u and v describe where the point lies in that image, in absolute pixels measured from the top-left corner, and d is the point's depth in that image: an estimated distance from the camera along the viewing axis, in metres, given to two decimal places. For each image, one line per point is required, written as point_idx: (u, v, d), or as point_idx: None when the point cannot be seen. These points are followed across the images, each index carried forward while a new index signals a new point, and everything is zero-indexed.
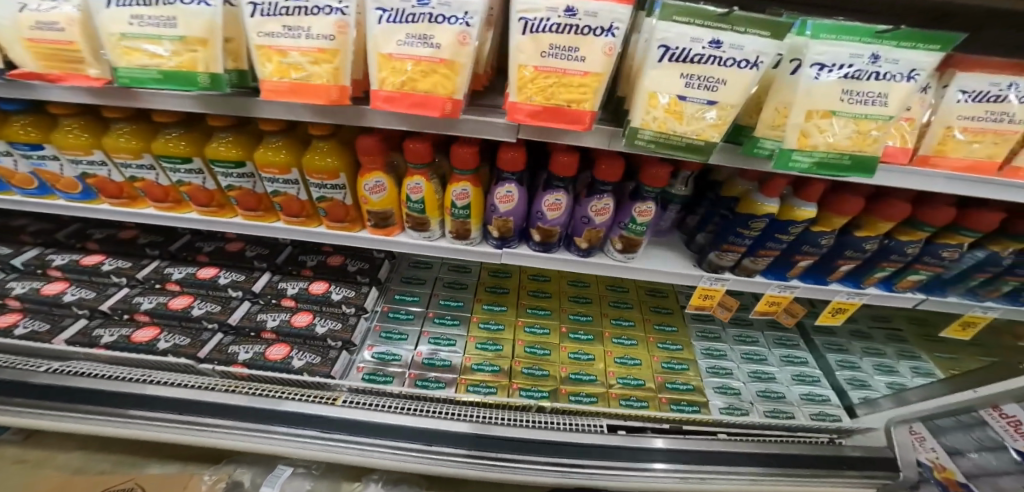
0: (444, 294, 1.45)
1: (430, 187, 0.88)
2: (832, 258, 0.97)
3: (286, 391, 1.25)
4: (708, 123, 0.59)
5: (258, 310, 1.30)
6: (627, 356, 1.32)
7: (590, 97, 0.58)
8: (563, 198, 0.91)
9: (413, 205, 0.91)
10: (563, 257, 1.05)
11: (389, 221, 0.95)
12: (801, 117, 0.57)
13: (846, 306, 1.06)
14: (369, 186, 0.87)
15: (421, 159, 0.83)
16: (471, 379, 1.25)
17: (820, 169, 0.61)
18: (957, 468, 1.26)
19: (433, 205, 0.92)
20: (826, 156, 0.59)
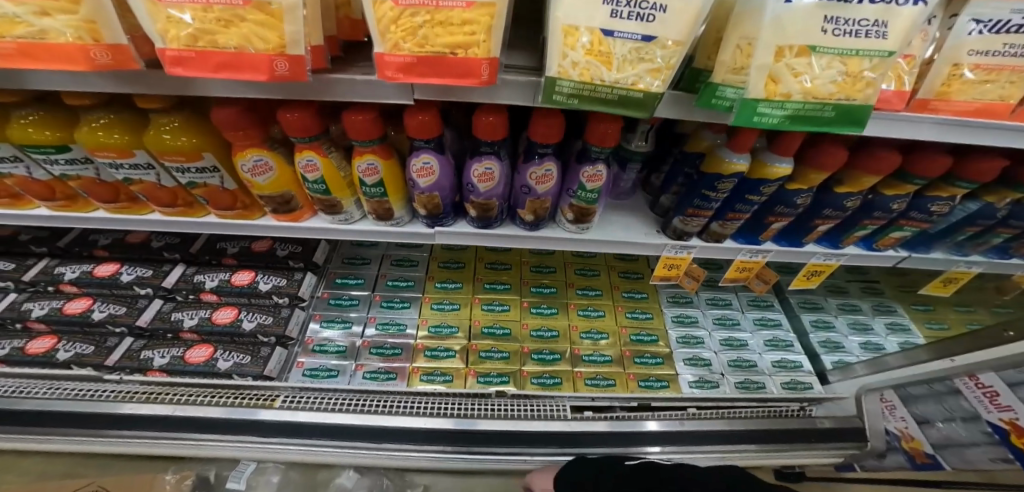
0: (393, 274, 1.30)
1: (328, 163, 0.75)
2: (809, 219, 0.85)
3: (216, 395, 1.15)
4: (646, 67, 0.44)
5: (172, 309, 1.17)
6: (593, 330, 1.23)
7: (482, 38, 0.42)
8: (494, 166, 0.77)
9: (313, 185, 0.78)
10: (508, 231, 0.91)
11: (292, 204, 0.84)
12: (770, 55, 0.43)
13: (823, 268, 0.97)
14: (248, 168, 0.74)
15: (305, 133, 0.69)
16: (425, 367, 1.15)
17: (793, 123, 0.48)
18: (924, 439, 1.16)
19: (338, 184, 0.79)
20: (803, 106, 0.46)
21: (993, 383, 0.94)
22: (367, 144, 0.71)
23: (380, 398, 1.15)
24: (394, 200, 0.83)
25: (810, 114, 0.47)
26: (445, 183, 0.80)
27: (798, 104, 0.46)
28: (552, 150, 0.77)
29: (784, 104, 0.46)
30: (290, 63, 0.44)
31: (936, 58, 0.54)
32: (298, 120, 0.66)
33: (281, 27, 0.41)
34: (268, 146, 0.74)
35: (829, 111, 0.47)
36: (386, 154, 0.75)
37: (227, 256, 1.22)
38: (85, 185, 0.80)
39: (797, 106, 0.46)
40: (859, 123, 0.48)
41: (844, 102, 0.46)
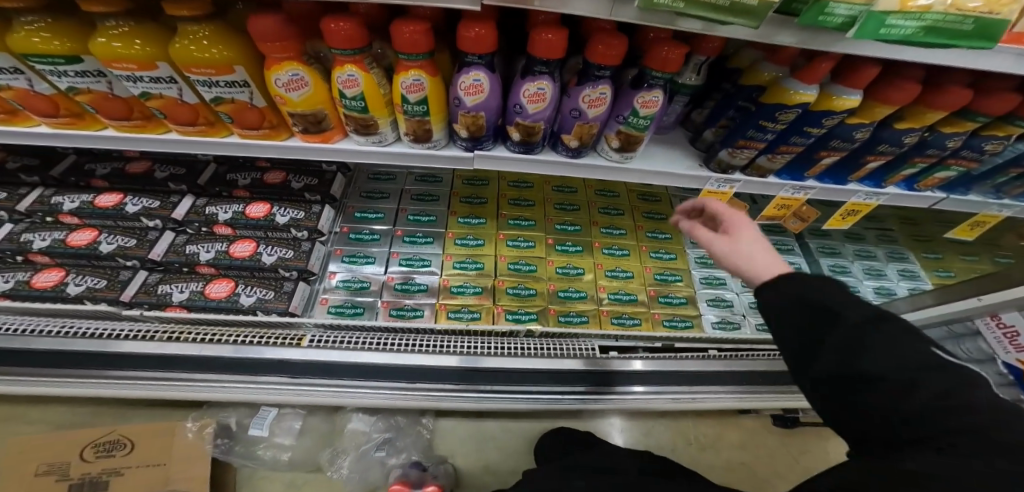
0: (414, 208, 1.28)
1: (369, 80, 0.69)
2: (859, 155, 0.83)
3: (242, 334, 1.13)
4: None
5: (186, 242, 1.13)
6: (617, 268, 1.23)
7: None
8: (547, 86, 0.72)
9: (351, 104, 0.72)
10: (549, 158, 0.87)
11: (325, 124, 0.78)
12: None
13: (860, 209, 0.97)
14: (283, 82, 0.68)
15: (351, 45, 0.64)
16: (451, 303, 1.15)
17: (929, 36, 0.46)
18: None
19: (378, 102, 0.73)
20: (944, 18, 0.44)
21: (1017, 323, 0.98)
22: (415, 57, 0.66)
23: (405, 337, 1.17)
24: (435, 122, 0.77)
25: (949, 27, 0.45)
26: (493, 103, 0.75)
27: (940, 16, 0.44)
28: (610, 73, 0.71)
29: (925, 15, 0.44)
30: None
31: None
32: (346, 32, 0.62)
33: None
34: (306, 60, 0.68)
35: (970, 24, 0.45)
36: (433, 71, 0.70)
37: (238, 188, 1.17)
38: (96, 101, 0.72)
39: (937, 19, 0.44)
40: (991, 39, 0.47)
41: (989, 16, 0.44)
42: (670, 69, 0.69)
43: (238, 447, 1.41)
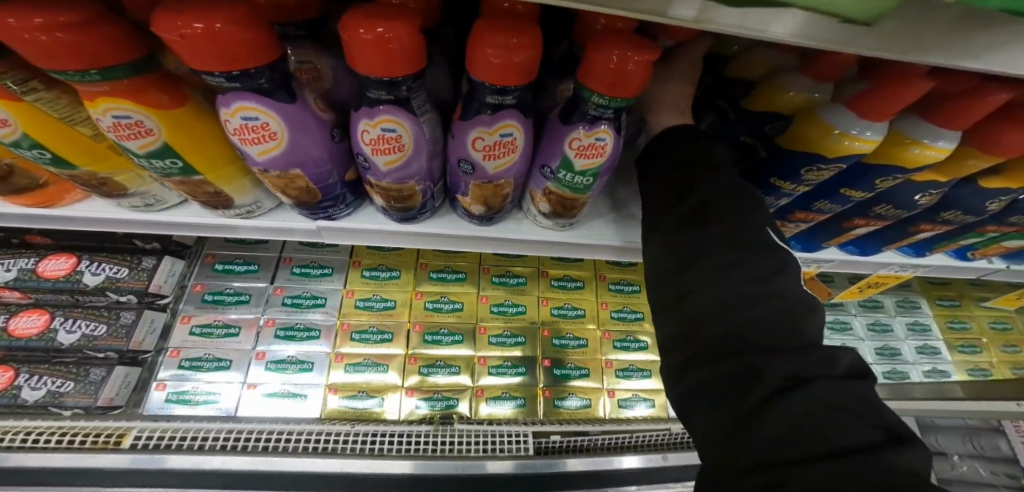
0: (299, 258, 0.98)
1: (29, 112, 0.37)
2: (906, 223, 0.55)
3: (31, 434, 0.76)
4: None
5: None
6: (568, 335, 1.00)
7: None
8: (400, 126, 0.39)
9: (27, 152, 0.41)
10: (447, 226, 0.58)
11: (22, 181, 0.48)
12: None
13: (886, 281, 0.71)
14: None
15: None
16: (344, 387, 0.90)
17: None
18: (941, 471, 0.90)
19: (87, 150, 0.43)
20: None
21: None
22: (86, 80, 0.32)
23: (279, 432, 0.84)
24: (220, 183, 0.48)
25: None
26: (311, 152, 0.43)
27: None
28: (516, 99, 0.39)
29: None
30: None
31: None
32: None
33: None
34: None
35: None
36: (164, 102, 0.37)
37: (32, 232, 0.84)
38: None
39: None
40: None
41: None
42: (624, 93, 0.37)
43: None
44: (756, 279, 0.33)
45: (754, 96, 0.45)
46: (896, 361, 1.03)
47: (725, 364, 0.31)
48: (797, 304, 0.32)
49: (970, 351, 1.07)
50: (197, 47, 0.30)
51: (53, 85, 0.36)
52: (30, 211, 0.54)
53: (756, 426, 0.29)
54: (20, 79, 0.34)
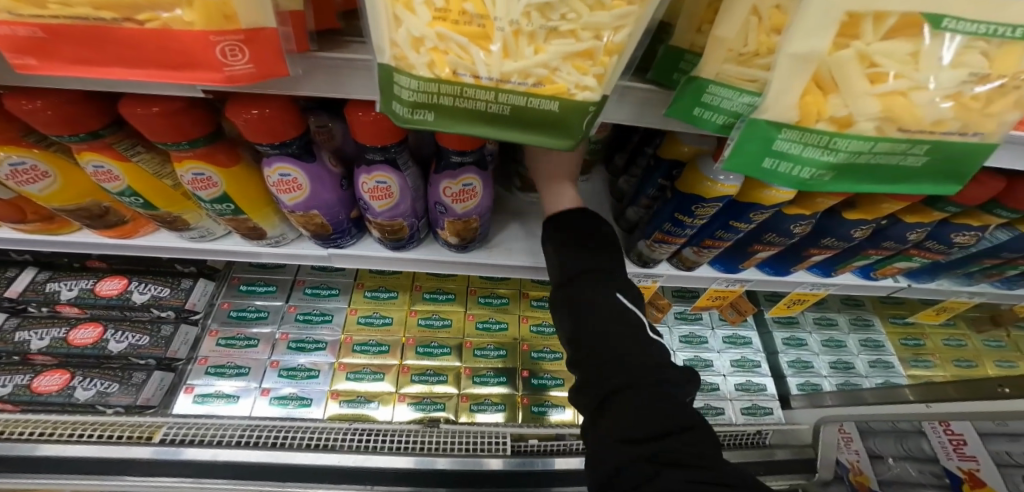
0: (311, 280, 1.13)
1: (133, 170, 0.53)
2: (800, 247, 0.66)
3: (79, 429, 0.90)
4: (559, 65, 0.23)
5: (17, 326, 0.96)
6: (546, 349, 1.12)
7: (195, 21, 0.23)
8: (389, 179, 0.54)
9: (126, 198, 0.58)
10: (428, 253, 0.71)
11: (113, 218, 0.65)
12: (824, 38, 0.21)
13: (808, 297, 0.84)
14: (3, 174, 0.52)
15: (72, 129, 0.46)
16: (345, 393, 1.02)
17: (840, 171, 0.28)
18: (875, 475, 1.04)
19: (163, 196, 0.59)
20: (860, 153, 0.27)
21: (964, 431, 0.99)
22: (182, 147, 0.49)
23: (289, 428, 0.96)
24: (257, 218, 0.63)
25: (877, 160, 0.28)
26: (325, 197, 0.58)
27: (858, 144, 0.26)
28: (472, 158, 0.53)
29: (836, 146, 0.26)
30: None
31: None
32: (52, 113, 0.43)
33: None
34: (31, 142, 0.51)
35: (918, 154, 0.28)
36: (225, 160, 0.53)
37: (92, 258, 1.01)
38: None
39: (857, 150, 0.26)
40: (959, 177, 0.30)
41: (952, 138, 0.26)
42: None
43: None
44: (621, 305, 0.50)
45: (666, 144, 0.58)
46: (849, 374, 1.18)
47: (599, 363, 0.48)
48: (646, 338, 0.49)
49: (924, 365, 1.20)
50: (257, 126, 0.46)
51: (149, 148, 0.54)
52: (110, 241, 0.72)
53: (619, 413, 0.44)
54: (129, 146, 0.52)
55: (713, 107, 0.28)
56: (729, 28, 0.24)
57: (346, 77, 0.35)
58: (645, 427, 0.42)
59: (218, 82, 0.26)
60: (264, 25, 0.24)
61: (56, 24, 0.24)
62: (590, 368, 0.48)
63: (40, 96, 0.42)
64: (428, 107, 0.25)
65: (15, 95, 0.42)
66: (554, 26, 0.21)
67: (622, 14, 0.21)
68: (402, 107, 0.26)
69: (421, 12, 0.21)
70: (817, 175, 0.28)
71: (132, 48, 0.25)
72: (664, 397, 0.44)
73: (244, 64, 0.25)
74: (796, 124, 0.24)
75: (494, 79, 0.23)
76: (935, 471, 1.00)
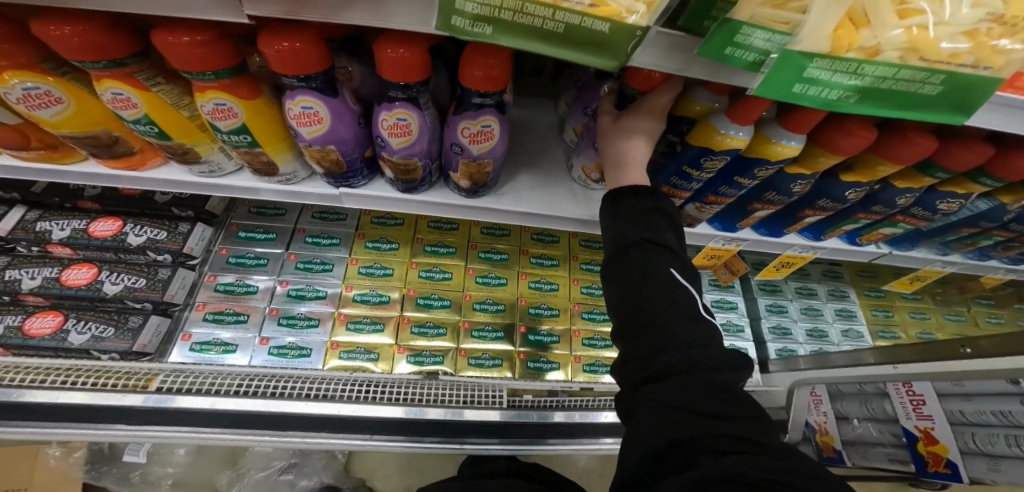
0: (312, 228, 1.15)
1: (151, 98, 0.53)
2: (796, 208, 0.70)
3: (73, 376, 0.95)
4: None
5: (5, 265, 0.96)
6: (543, 305, 1.17)
7: None
8: (410, 116, 0.54)
9: (141, 127, 0.57)
10: (442, 199, 0.73)
11: (121, 149, 0.65)
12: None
13: (795, 260, 0.89)
14: (15, 98, 0.50)
15: (98, 56, 0.45)
16: (345, 343, 1.05)
17: (868, 98, 0.31)
18: (838, 435, 1.21)
19: (179, 128, 0.58)
20: (886, 77, 0.29)
21: (925, 391, 0.90)
22: (207, 76, 0.48)
23: (294, 379, 1.04)
24: (271, 154, 0.63)
25: (897, 88, 0.30)
26: (343, 133, 0.58)
27: (884, 70, 0.28)
28: (494, 100, 0.53)
29: (864, 70, 0.28)
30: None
31: None
32: (78, 40, 0.42)
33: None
34: (47, 68, 0.50)
35: (933, 83, 0.30)
36: (247, 93, 0.53)
37: (82, 198, 0.98)
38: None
39: (881, 75, 0.29)
40: (966, 109, 0.32)
41: (965, 71, 0.28)
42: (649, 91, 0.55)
43: (109, 477, 1.23)
44: (673, 279, 0.54)
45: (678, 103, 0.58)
46: (822, 341, 1.27)
47: (646, 335, 0.53)
48: (699, 322, 0.53)
49: (888, 333, 1.31)
50: (285, 58, 0.45)
51: (168, 80, 0.54)
52: (113, 176, 0.71)
53: (661, 382, 0.49)
54: (150, 76, 0.51)
55: (745, 46, 0.29)
56: None
57: (388, 6, 0.35)
58: (693, 399, 0.46)
59: None
60: None
61: None
62: (646, 338, 0.53)
63: (67, 21, 0.41)
64: (489, 21, 0.26)
65: (38, 22, 0.40)
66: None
67: None
68: (463, 19, 0.27)
69: None
70: (845, 98, 0.31)
71: None
72: (710, 377, 0.48)
73: None
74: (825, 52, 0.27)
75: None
76: (893, 432, 1.03)
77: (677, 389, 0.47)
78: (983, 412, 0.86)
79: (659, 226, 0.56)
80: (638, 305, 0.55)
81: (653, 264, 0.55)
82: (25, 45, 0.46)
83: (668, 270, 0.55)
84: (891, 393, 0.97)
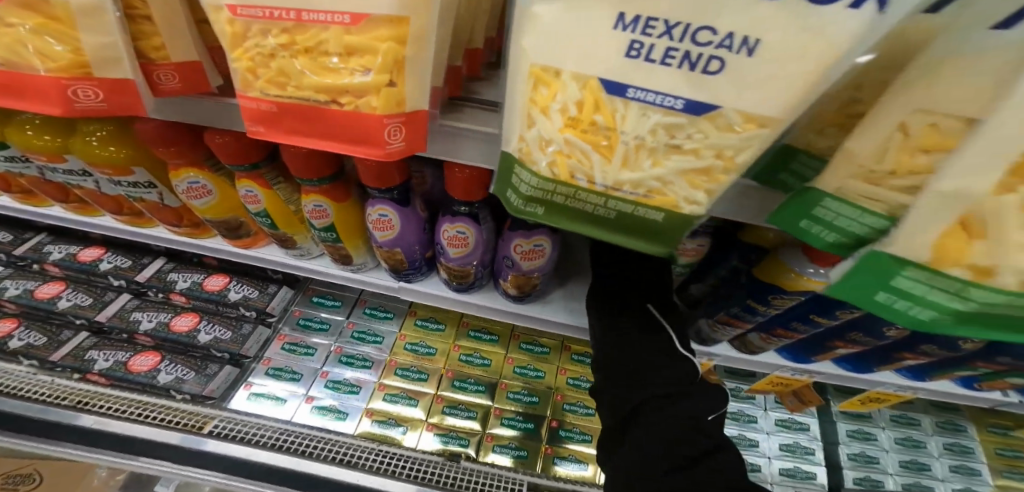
0: (372, 300, 1.20)
1: (272, 196, 0.63)
2: (890, 349, 0.60)
3: (146, 412, 0.99)
4: (680, 164, 0.23)
5: (134, 308, 1.11)
6: (580, 403, 1.08)
7: (398, 89, 0.29)
8: (468, 230, 0.57)
9: (259, 218, 0.67)
10: (488, 302, 0.72)
11: (244, 232, 0.76)
12: (985, 181, 0.21)
13: (886, 397, 0.75)
14: (184, 189, 0.65)
15: (245, 159, 0.57)
16: (378, 412, 1.04)
17: (966, 321, 0.30)
18: None
19: (286, 220, 0.67)
20: (996, 304, 0.27)
21: None
22: (315, 182, 0.57)
23: (322, 440, 0.99)
24: (349, 247, 0.68)
25: (1001, 313, 0.28)
26: (410, 238, 0.63)
27: (991, 300, 0.27)
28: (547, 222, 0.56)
29: (970, 296, 0.27)
30: (103, 90, 0.37)
31: None
32: (233, 145, 0.54)
33: (76, 37, 0.33)
34: (209, 167, 0.64)
35: None
36: (339, 196, 0.60)
37: (206, 255, 1.18)
38: (90, 195, 0.77)
39: (989, 302, 0.27)
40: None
41: None
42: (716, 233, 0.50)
43: None
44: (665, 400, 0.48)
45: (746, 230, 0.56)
46: (921, 477, 1.03)
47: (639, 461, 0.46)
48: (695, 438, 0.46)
49: None
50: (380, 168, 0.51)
51: (288, 180, 0.64)
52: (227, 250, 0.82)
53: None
54: (275, 177, 0.62)
55: (829, 222, 0.31)
56: (867, 144, 0.26)
57: (467, 147, 0.42)
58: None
59: (376, 157, 0.32)
60: (421, 107, 0.31)
61: (289, 101, 0.30)
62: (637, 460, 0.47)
63: (227, 133, 0.54)
64: (540, 204, 0.28)
65: (208, 134, 0.54)
66: (683, 146, 0.22)
67: (750, 136, 0.21)
68: (516, 198, 0.29)
69: (554, 118, 0.24)
70: (938, 318, 0.30)
71: (326, 121, 0.30)
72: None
73: (399, 142, 0.31)
74: (930, 265, 0.27)
75: (608, 186, 0.25)
76: None
77: None
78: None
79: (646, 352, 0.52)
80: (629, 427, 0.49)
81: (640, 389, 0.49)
82: (195, 148, 0.61)
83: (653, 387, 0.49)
84: None
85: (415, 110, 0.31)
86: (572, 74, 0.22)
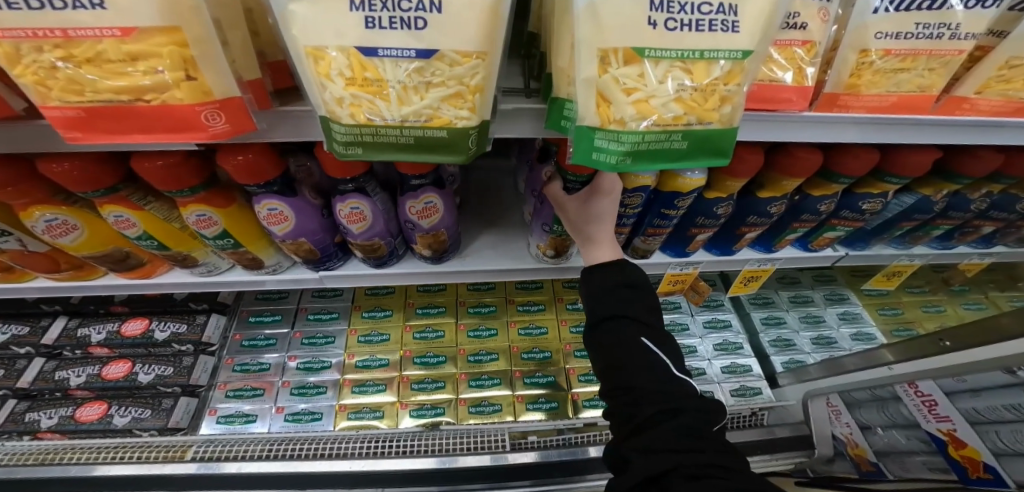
0: (313, 306, 1.23)
1: (147, 217, 0.62)
2: (734, 226, 0.75)
3: (121, 452, 1.03)
4: (441, 93, 0.31)
5: (55, 368, 1.08)
6: (536, 349, 1.19)
7: (201, 78, 0.28)
8: (362, 204, 0.64)
9: (143, 242, 0.66)
10: (408, 268, 0.80)
11: (133, 261, 0.73)
12: (592, 66, 0.29)
13: (759, 274, 0.91)
14: (41, 229, 0.60)
15: (96, 185, 0.53)
16: (353, 406, 1.09)
17: (638, 159, 0.33)
18: (869, 446, 1.02)
19: (174, 237, 0.67)
20: (646, 140, 0.32)
21: (932, 390, 0.80)
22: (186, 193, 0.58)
23: (306, 440, 1.05)
24: (254, 250, 0.72)
25: (658, 147, 0.33)
26: (311, 225, 0.68)
27: (635, 136, 0.31)
28: (430, 179, 0.63)
29: (625, 139, 0.31)
30: None
31: (843, 38, 0.40)
32: (77, 173, 0.51)
33: None
34: (62, 200, 0.59)
35: (680, 139, 0.33)
36: (222, 204, 0.62)
37: (115, 303, 1.13)
38: None
39: (636, 140, 0.32)
40: (724, 152, 0.35)
41: (698, 127, 0.32)
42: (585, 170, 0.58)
43: None
44: (645, 349, 0.58)
45: None
46: (830, 348, 1.22)
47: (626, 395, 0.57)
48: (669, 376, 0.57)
49: (905, 333, 1.25)
50: (257, 162, 0.54)
51: (158, 198, 0.62)
52: (124, 285, 0.79)
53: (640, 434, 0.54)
54: (142, 196, 0.59)
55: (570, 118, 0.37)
56: (562, 60, 0.35)
57: (311, 125, 0.42)
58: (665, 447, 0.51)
59: (203, 140, 0.32)
60: (234, 94, 0.31)
61: (100, 104, 0.29)
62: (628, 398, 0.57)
63: (67, 159, 0.50)
64: (357, 145, 0.35)
65: (43, 163, 0.49)
66: (438, 81, 0.31)
67: (471, 66, 0.30)
68: (337, 144, 0.35)
69: (335, 79, 0.31)
70: (623, 162, 0.33)
71: (149, 117, 0.30)
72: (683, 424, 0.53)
73: (221, 124, 0.31)
74: (604, 125, 0.31)
75: (397, 119, 0.33)
76: (921, 436, 0.86)
77: (654, 443, 0.52)
78: (997, 407, 0.71)
79: (630, 306, 0.61)
80: (617, 371, 0.59)
81: (619, 337, 0.59)
82: (38, 184, 0.55)
83: (637, 338, 0.59)
84: (902, 394, 0.87)
85: (228, 98, 0.31)
86: (336, 46, 0.29)
